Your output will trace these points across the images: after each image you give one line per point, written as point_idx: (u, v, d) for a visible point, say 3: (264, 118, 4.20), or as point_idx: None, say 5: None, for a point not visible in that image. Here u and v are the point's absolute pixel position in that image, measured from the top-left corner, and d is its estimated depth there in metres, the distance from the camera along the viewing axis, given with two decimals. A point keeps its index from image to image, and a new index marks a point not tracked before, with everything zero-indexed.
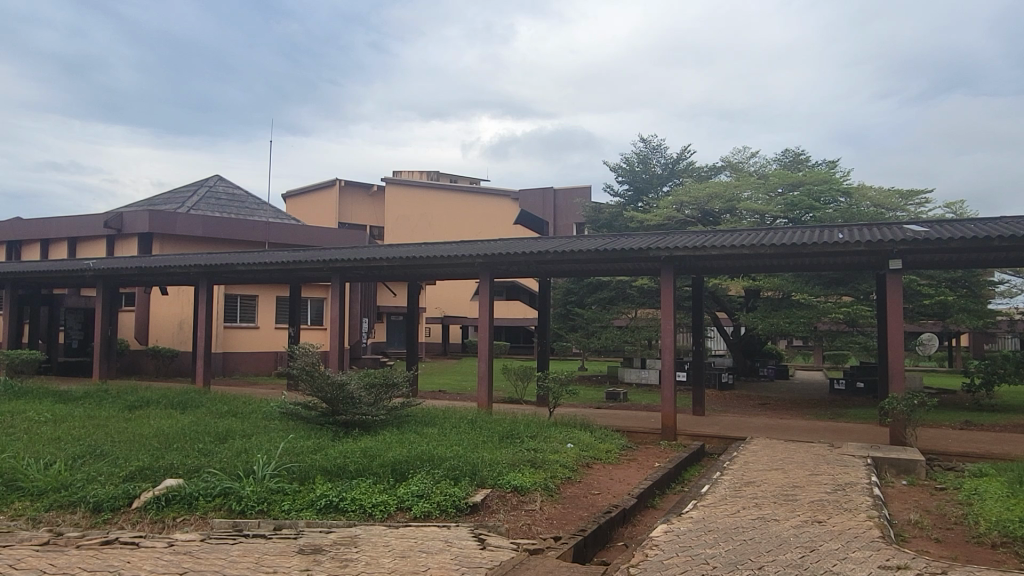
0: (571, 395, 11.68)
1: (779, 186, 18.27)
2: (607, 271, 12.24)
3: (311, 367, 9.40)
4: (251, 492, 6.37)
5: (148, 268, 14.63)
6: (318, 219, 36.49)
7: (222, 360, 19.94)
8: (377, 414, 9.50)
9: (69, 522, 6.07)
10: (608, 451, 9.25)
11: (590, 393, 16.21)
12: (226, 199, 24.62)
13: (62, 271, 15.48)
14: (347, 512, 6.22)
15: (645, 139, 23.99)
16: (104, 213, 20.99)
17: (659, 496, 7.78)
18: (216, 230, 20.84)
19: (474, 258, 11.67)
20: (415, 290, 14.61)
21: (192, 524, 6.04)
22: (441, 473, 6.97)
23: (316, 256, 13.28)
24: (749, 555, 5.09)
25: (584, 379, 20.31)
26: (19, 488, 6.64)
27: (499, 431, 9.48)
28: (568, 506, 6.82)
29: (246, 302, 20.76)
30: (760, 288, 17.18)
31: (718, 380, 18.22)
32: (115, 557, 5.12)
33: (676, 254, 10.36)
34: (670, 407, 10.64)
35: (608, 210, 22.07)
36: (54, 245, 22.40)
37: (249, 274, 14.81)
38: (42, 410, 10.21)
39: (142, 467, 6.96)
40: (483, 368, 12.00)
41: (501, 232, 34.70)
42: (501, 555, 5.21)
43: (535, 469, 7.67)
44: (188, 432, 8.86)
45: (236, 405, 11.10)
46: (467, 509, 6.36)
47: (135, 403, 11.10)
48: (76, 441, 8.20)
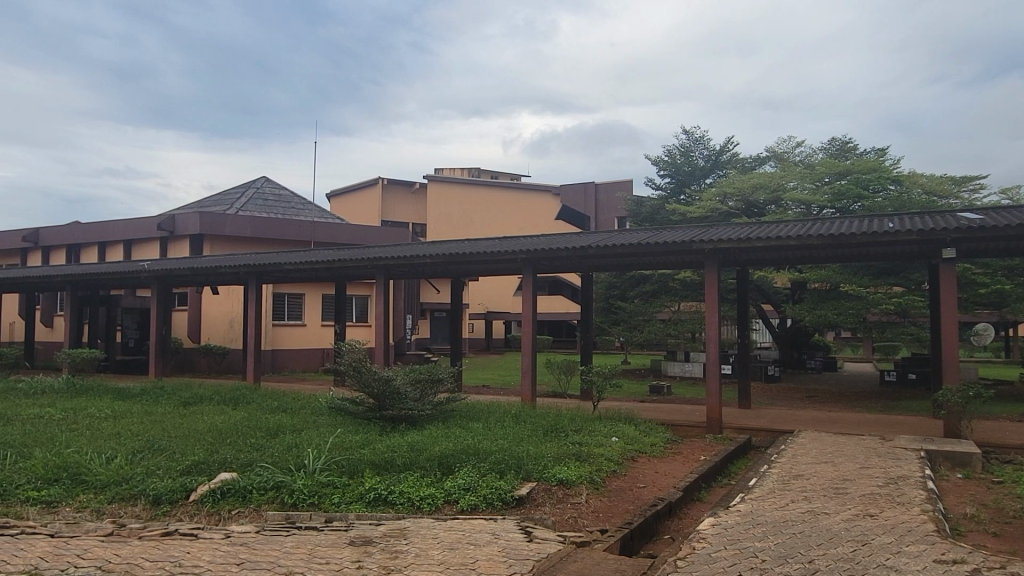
0: (615, 388, 11.64)
1: (826, 175, 17.92)
2: (650, 265, 12.18)
3: (359, 362, 9.61)
4: (302, 485, 6.54)
5: (199, 268, 15.04)
6: (362, 218, 37.04)
7: (271, 356, 20.44)
8: (423, 409, 9.62)
9: (131, 514, 6.30)
10: (653, 444, 9.22)
11: (634, 387, 16.13)
12: (272, 200, 25.14)
13: (117, 273, 15.99)
14: (395, 505, 6.34)
15: (687, 131, 23.76)
16: (157, 216, 21.63)
17: (706, 490, 7.72)
18: (263, 231, 21.31)
19: (516, 253, 11.71)
20: (458, 286, 14.72)
21: (247, 517, 6.22)
22: (487, 466, 7.07)
23: (360, 254, 13.47)
24: (800, 549, 5.04)
25: (627, 373, 20.19)
26: (82, 482, 6.89)
27: (543, 425, 9.53)
28: (613, 499, 6.83)
29: (293, 300, 21.20)
30: (807, 280, 16.88)
31: (764, 373, 17.95)
32: (175, 547, 5.32)
33: (720, 247, 10.26)
34: (716, 401, 10.51)
35: (650, 203, 21.89)
36: (110, 248, 23.19)
37: (296, 273, 15.12)
38: (103, 407, 10.60)
39: (198, 462, 7.19)
40: (527, 362, 12.04)
41: (543, 228, 34.71)
42: (548, 547, 5.26)
43: (580, 463, 7.69)
44: (240, 427, 9.11)
45: (286, 401, 11.34)
46: (513, 502, 6.43)
47: (190, 399, 11.43)
48: (135, 437, 8.51)
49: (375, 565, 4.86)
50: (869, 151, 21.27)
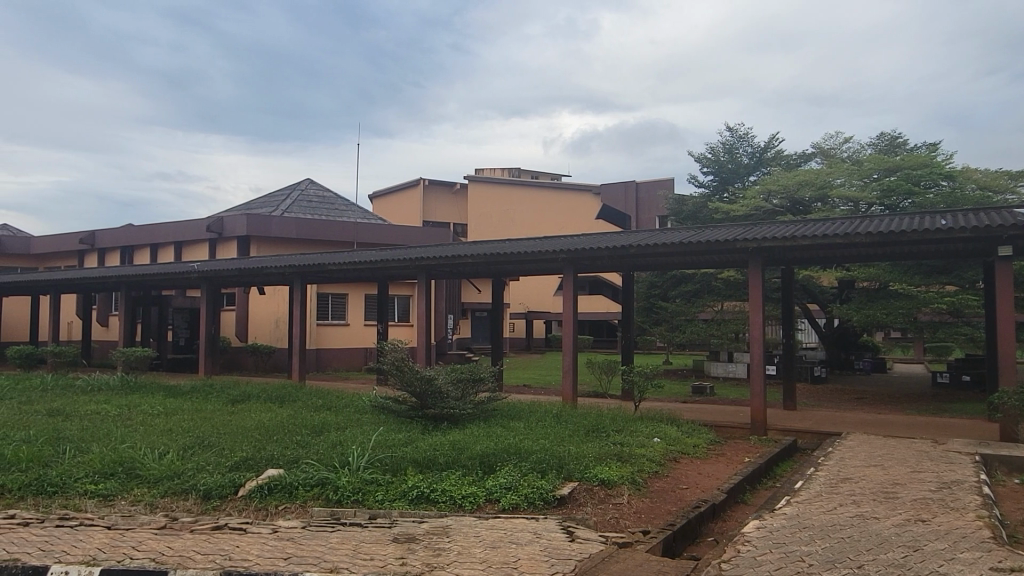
0: (656, 389, 11.55)
1: (874, 171, 17.52)
2: (693, 264, 12.06)
3: (401, 362, 9.72)
4: (347, 482, 6.66)
5: (247, 268, 15.37)
6: (403, 219, 37.41)
7: (316, 356, 20.80)
8: (465, 408, 9.69)
9: (182, 508, 6.46)
10: (696, 445, 9.13)
11: (676, 388, 15.97)
12: (316, 202, 25.58)
13: (168, 274, 16.43)
14: (437, 503, 6.40)
15: (730, 129, 23.41)
16: (206, 218, 22.17)
17: (750, 492, 7.60)
18: (307, 232, 21.69)
19: (557, 253, 11.71)
20: (499, 285, 14.76)
21: (293, 512, 6.34)
22: (528, 466, 7.08)
23: (402, 254, 13.62)
24: (848, 554, 4.94)
25: (669, 373, 19.98)
26: (137, 476, 7.11)
27: (585, 425, 9.53)
28: (655, 500, 6.78)
29: (337, 300, 21.54)
30: (855, 279, 16.50)
31: (810, 374, 17.59)
32: (225, 541, 5.46)
33: (764, 246, 10.09)
34: (760, 402, 10.34)
35: (692, 202, 21.62)
36: (162, 249, 23.85)
37: (340, 273, 15.34)
38: (155, 404, 10.90)
39: (246, 458, 7.37)
40: (568, 363, 12.02)
41: (583, 228, 34.60)
42: (590, 547, 5.25)
43: (622, 463, 7.66)
44: (287, 425, 9.29)
45: (330, 399, 11.52)
46: (555, 502, 6.43)
47: (238, 397, 11.70)
48: (185, 433, 8.73)
49: (418, 562, 4.92)
50: (921, 146, 20.67)
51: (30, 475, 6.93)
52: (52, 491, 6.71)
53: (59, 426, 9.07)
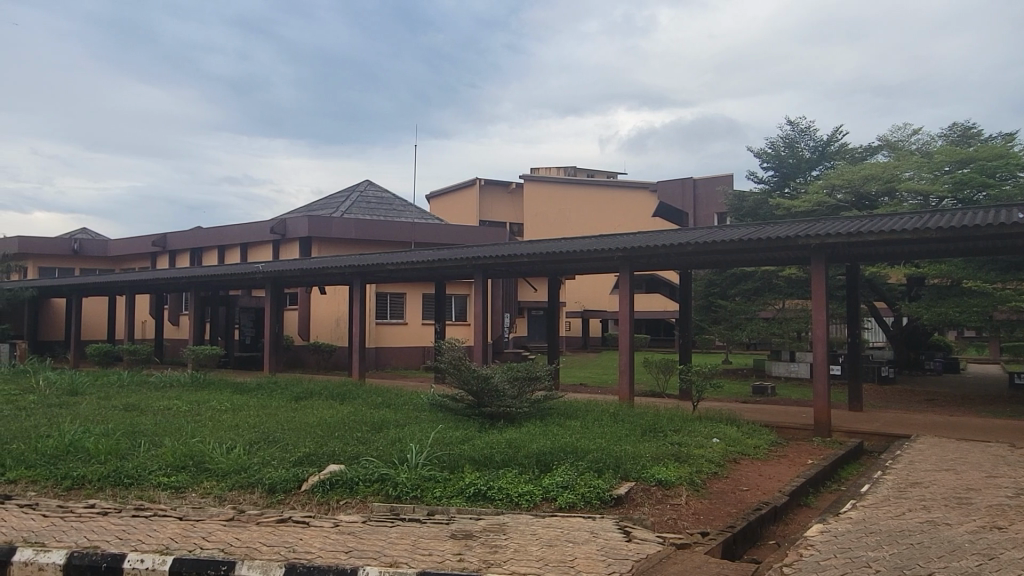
0: (716, 388, 11.36)
1: (945, 164, 16.83)
2: (754, 262, 11.83)
3: (458, 361, 9.83)
4: (405, 478, 6.78)
5: (309, 269, 15.76)
6: (459, 218, 37.73)
7: (375, 354, 21.18)
8: (521, 407, 9.75)
9: (249, 501, 6.68)
10: (757, 446, 8.94)
11: (736, 388, 15.68)
12: (375, 203, 26.03)
13: (235, 274, 16.97)
14: (494, 500, 6.46)
15: (791, 122, 22.76)
16: (270, 220, 22.80)
17: (813, 495, 7.41)
18: (366, 232, 22.11)
19: (613, 251, 11.63)
20: (555, 284, 14.73)
21: (354, 507, 6.48)
22: (584, 465, 7.06)
23: (459, 254, 13.73)
24: (918, 561, 4.78)
25: (728, 373, 19.61)
26: (206, 469, 7.39)
27: (642, 424, 9.46)
28: (714, 501, 6.69)
29: (396, 299, 21.90)
30: (926, 276, 15.89)
31: (876, 374, 17.03)
32: (289, 533, 5.63)
33: (828, 242, 9.81)
34: (824, 403, 10.07)
35: (752, 198, 21.16)
36: (228, 251, 24.68)
37: (398, 273, 15.57)
38: (223, 401, 11.30)
39: (309, 454, 7.58)
40: (625, 362, 11.94)
41: (639, 225, 34.24)
42: (647, 548, 5.22)
43: (680, 463, 7.58)
44: (347, 421, 9.51)
45: (390, 397, 11.73)
46: (612, 502, 6.40)
47: (301, 394, 12.02)
48: (252, 429, 9.03)
49: (475, 559, 4.97)
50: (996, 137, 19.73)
51: (109, 467, 7.27)
52: (129, 482, 7.01)
53: (134, 420, 9.49)
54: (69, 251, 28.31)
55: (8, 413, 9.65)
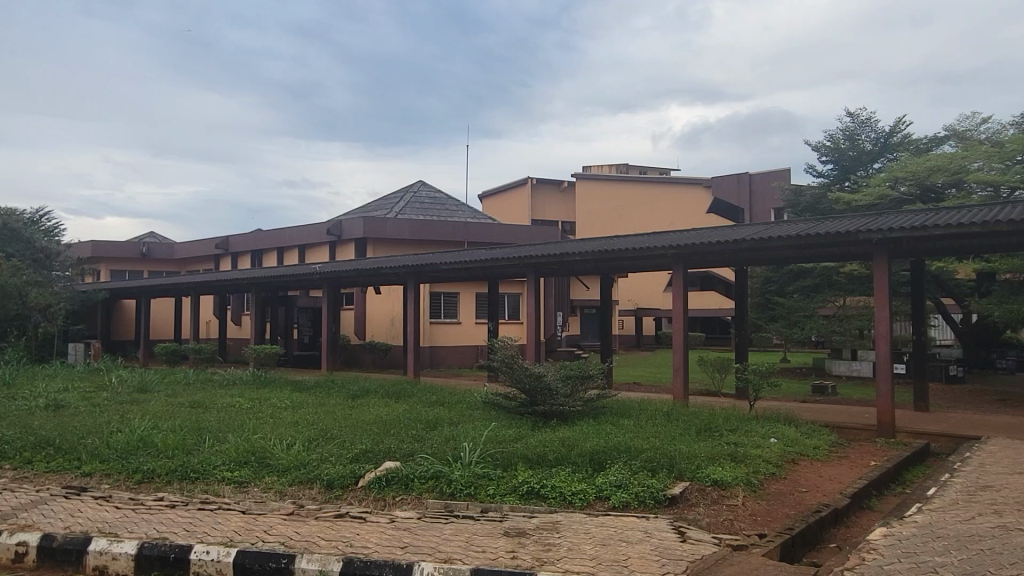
0: (774, 388, 11.12)
1: (1017, 153, 16.12)
2: (813, 258, 11.54)
3: (511, 359, 9.88)
4: (459, 475, 6.86)
5: (364, 269, 16.05)
6: (511, 217, 37.81)
7: (430, 353, 21.43)
8: (574, 406, 9.73)
9: (309, 496, 6.86)
10: (816, 447, 8.73)
11: (794, 387, 15.29)
12: (429, 203, 26.32)
13: (293, 275, 17.41)
14: (547, 498, 6.49)
15: (851, 114, 22.07)
16: (327, 222, 23.29)
17: (877, 498, 7.19)
18: (420, 232, 22.39)
19: (666, 249, 11.51)
20: (608, 282, 14.64)
21: (409, 503, 6.59)
22: (638, 465, 7.02)
23: (511, 252, 13.78)
24: (988, 567, 4.60)
25: (787, 372, 19.18)
26: (267, 464, 7.62)
27: (697, 423, 9.34)
28: (773, 503, 6.56)
29: (449, 299, 22.12)
30: (997, 271, 15.24)
31: (944, 373, 16.39)
32: (347, 528, 5.77)
33: (891, 236, 9.52)
34: (887, 402, 9.76)
35: (811, 192, 20.63)
36: (288, 252, 25.31)
37: (451, 272, 15.73)
38: (284, 398, 11.61)
39: (365, 451, 7.74)
40: (679, 360, 11.80)
41: (694, 222, 33.73)
42: (703, 548, 5.16)
43: (736, 463, 7.47)
44: (402, 419, 9.68)
45: (444, 395, 11.86)
46: (666, 501, 6.35)
47: (358, 392, 12.27)
48: (310, 425, 9.27)
49: (529, 556, 5.00)
50: None
51: (176, 461, 7.57)
52: (195, 476, 7.28)
53: (200, 417, 9.84)
54: (138, 254, 29.44)
55: (83, 409, 10.11)
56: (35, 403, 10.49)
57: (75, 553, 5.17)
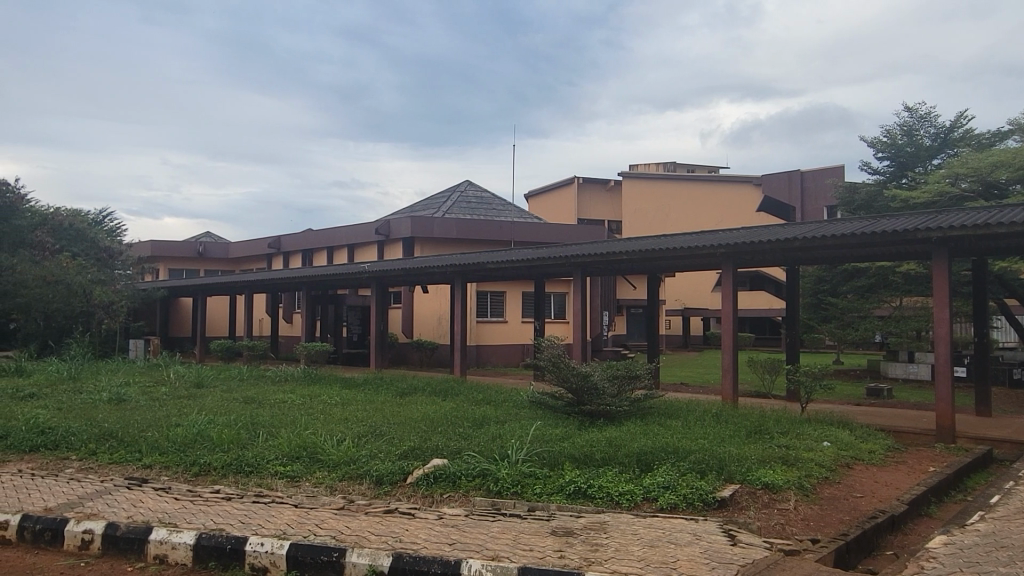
0: (827, 390, 10.88)
1: None
2: (867, 257, 11.24)
3: (558, 359, 9.87)
4: (506, 474, 6.88)
5: (412, 268, 16.21)
6: (558, 216, 37.73)
7: (477, 352, 21.56)
8: (621, 406, 9.67)
9: (358, 491, 6.96)
10: (872, 451, 8.51)
11: (848, 389, 14.92)
12: (475, 203, 26.47)
13: (343, 274, 17.70)
14: (594, 498, 6.47)
15: (908, 108, 21.38)
16: (375, 221, 23.62)
17: (936, 505, 6.98)
18: (467, 232, 22.53)
19: (714, 248, 11.36)
20: (655, 282, 14.51)
21: (457, 501, 6.64)
22: (686, 466, 6.95)
23: (558, 252, 13.76)
24: None
25: (839, 374, 18.74)
26: (318, 459, 7.77)
27: (747, 425, 9.17)
28: (827, 507, 6.42)
29: (495, 298, 22.21)
30: None
31: (1008, 376, 15.77)
32: (396, 524, 5.85)
33: (951, 234, 9.21)
34: (948, 406, 9.46)
35: (866, 190, 20.09)
36: (337, 251, 25.74)
37: (498, 271, 15.80)
38: (333, 395, 11.81)
39: (413, 448, 7.84)
40: (728, 361, 11.63)
41: (743, 221, 33.19)
42: (754, 553, 5.07)
43: (787, 467, 7.33)
44: (450, 417, 9.77)
45: (490, 394, 11.92)
46: (715, 504, 6.26)
47: (406, 390, 12.43)
48: (360, 422, 9.43)
49: (577, 556, 5.00)
50: None
51: (231, 456, 7.77)
52: (249, 470, 7.46)
53: (255, 412, 10.09)
54: (195, 254, 30.31)
55: (143, 403, 10.46)
56: (99, 397, 10.89)
57: (137, 542, 5.36)
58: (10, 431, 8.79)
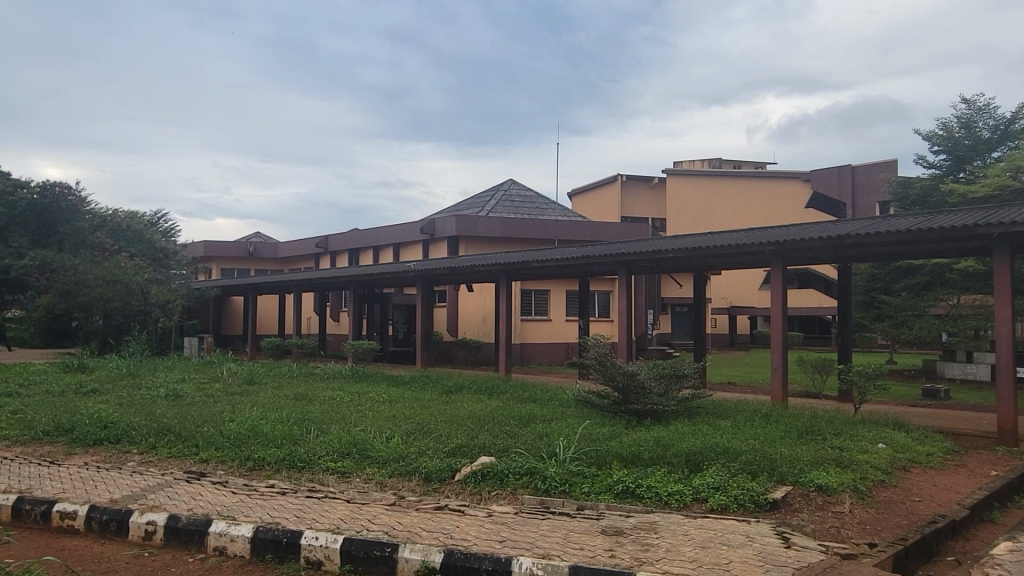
0: (881, 390, 10.63)
1: None
2: (923, 254, 10.92)
3: (604, 357, 9.82)
4: (554, 473, 6.89)
5: (457, 267, 16.29)
6: (601, 214, 37.53)
7: (521, 350, 21.62)
8: (668, 405, 9.58)
9: (408, 488, 7.03)
10: (930, 454, 8.27)
11: (903, 390, 14.51)
12: (519, 201, 26.52)
13: (389, 273, 17.91)
14: (643, 498, 6.43)
15: (966, 100, 20.67)
16: (419, 220, 23.83)
17: (999, 510, 6.74)
18: (510, 230, 22.58)
19: (763, 244, 11.17)
20: (701, 280, 14.33)
21: (506, 498, 6.67)
22: (737, 466, 6.86)
23: (603, 249, 13.69)
24: None
25: (893, 374, 18.25)
26: (368, 456, 7.88)
27: (798, 426, 9.00)
28: (883, 511, 6.27)
29: (539, 296, 22.20)
30: None
31: None
32: (447, 520, 5.91)
33: (1014, 230, 8.88)
34: (1010, 409, 9.14)
35: (921, 184, 19.51)
36: (382, 250, 26.05)
37: (542, 269, 15.79)
38: (381, 393, 11.95)
39: (460, 446, 7.89)
40: (777, 360, 11.43)
41: (791, 217, 32.62)
42: (809, 556, 4.99)
43: (841, 469, 7.16)
44: (497, 415, 9.81)
45: (536, 392, 11.93)
46: (767, 506, 6.17)
47: (452, 388, 12.52)
48: (408, 419, 9.53)
49: (627, 555, 4.98)
50: None
51: (284, 451, 7.94)
52: (302, 466, 7.61)
53: (306, 409, 10.27)
54: (245, 253, 31.01)
55: (199, 399, 10.75)
56: (157, 393, 11.22)
57: (198, 534, 5.52)
58: (75, 425, 9.12)
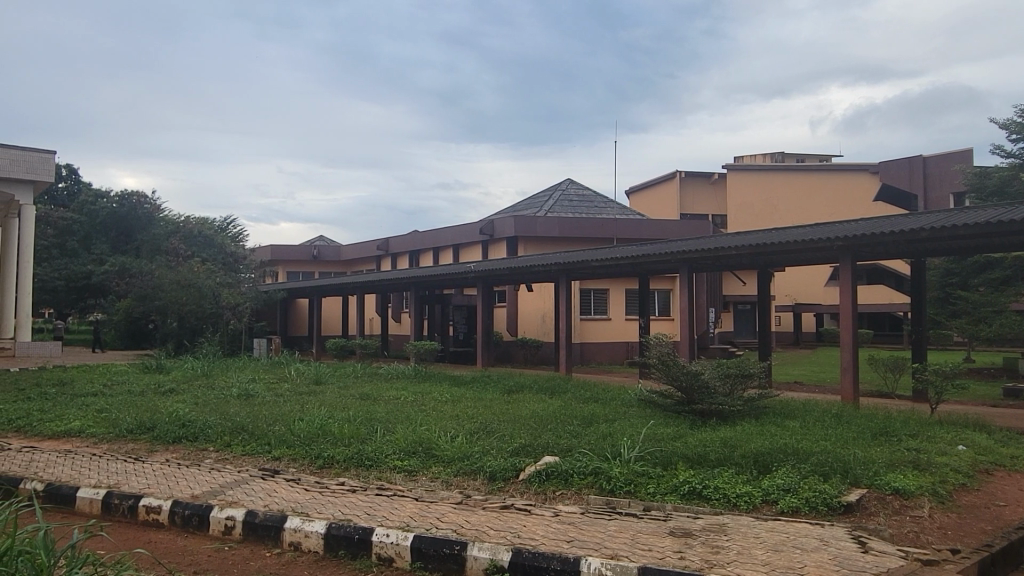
0: (960, 390, 10.20)
1: None
2: (1003, 247, 10.43)
3: (667, 357, 9.69)
4: (619, 473, 6.86)
5: (516, 267, 16.34)
6: (659, 212, 37.08)
7: (580, 350, 21.55)
8: (734, 405, 9.42)
9: (473, 487, 7.08)
10: (1015, 457, 7.91)
11: (983, 389, 13.88)
12: (577, 201, 26.43)
13: (449, 274, 18.12)
14: (710, 499, 6.34)
15: None
16: (477, 221, 24.00)
17: None
18: (568, 230, 22.54)
19: (831, 240, 10.87)
20: (765, 276, 14.01)
21: (570, 498, 6.67)
22: (808, 468, 6.70)
23: (663, 247, 13.54)
24: None
25: (972, 372, 17.49)
26: (433, 454, 7.99)
27: (872, 427, 8.72)
28: (965, 516, 6.03)
29: (598, 296, 22.09)
30: None
31: None
32: (514, 519, 5.95)
33: None
34: None
35: (999, 174, 18.64)
36: (441, 252, 26.34)
37: (601, 268, 15.71)
38: (444, 392, 12.10)
39: (524, 445, 7.92)
40: (848, 359, 11.10)
41: (859, 211, 31.71)
42: (888, 561, 4.83)
43: (919, 472, 6.90)
44: (560, 415, 9.81)
45: (597, 392, 11.89)
46: (841, 509, 6.00)
47: (514, 388, 12.58)
48: (471, 419, 9.61)
49: (697, 558, 4.91)
50: None
51: (352, 449, 8.12)
52: (369, 464, 7.76)
53: (371, 408, 10.47)
54: (309, 257, 31.80)
55: (270, 399, 11.08)
56: (230, 393, 11.63)
57: (274, 529, 5.69)
58: (156, 423, 9.53)
